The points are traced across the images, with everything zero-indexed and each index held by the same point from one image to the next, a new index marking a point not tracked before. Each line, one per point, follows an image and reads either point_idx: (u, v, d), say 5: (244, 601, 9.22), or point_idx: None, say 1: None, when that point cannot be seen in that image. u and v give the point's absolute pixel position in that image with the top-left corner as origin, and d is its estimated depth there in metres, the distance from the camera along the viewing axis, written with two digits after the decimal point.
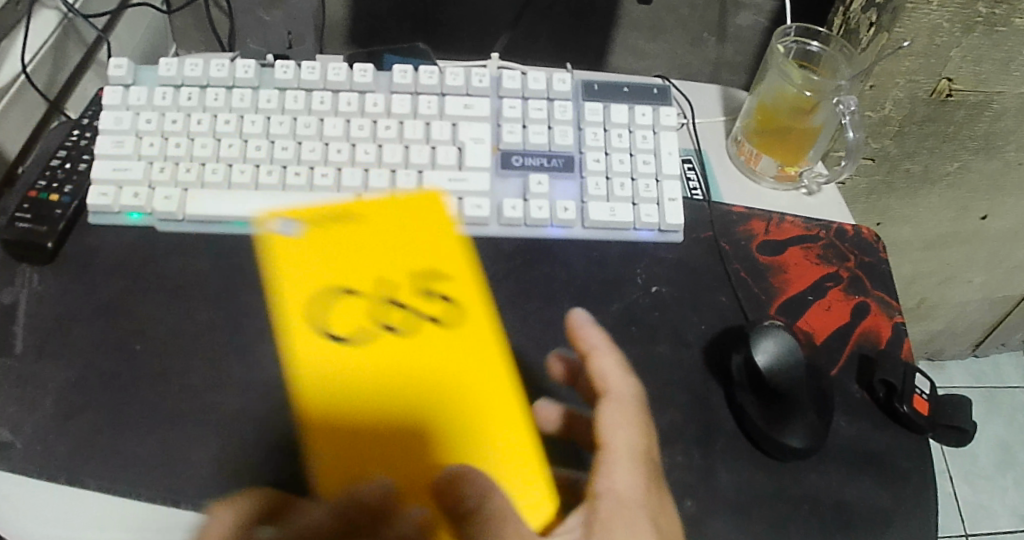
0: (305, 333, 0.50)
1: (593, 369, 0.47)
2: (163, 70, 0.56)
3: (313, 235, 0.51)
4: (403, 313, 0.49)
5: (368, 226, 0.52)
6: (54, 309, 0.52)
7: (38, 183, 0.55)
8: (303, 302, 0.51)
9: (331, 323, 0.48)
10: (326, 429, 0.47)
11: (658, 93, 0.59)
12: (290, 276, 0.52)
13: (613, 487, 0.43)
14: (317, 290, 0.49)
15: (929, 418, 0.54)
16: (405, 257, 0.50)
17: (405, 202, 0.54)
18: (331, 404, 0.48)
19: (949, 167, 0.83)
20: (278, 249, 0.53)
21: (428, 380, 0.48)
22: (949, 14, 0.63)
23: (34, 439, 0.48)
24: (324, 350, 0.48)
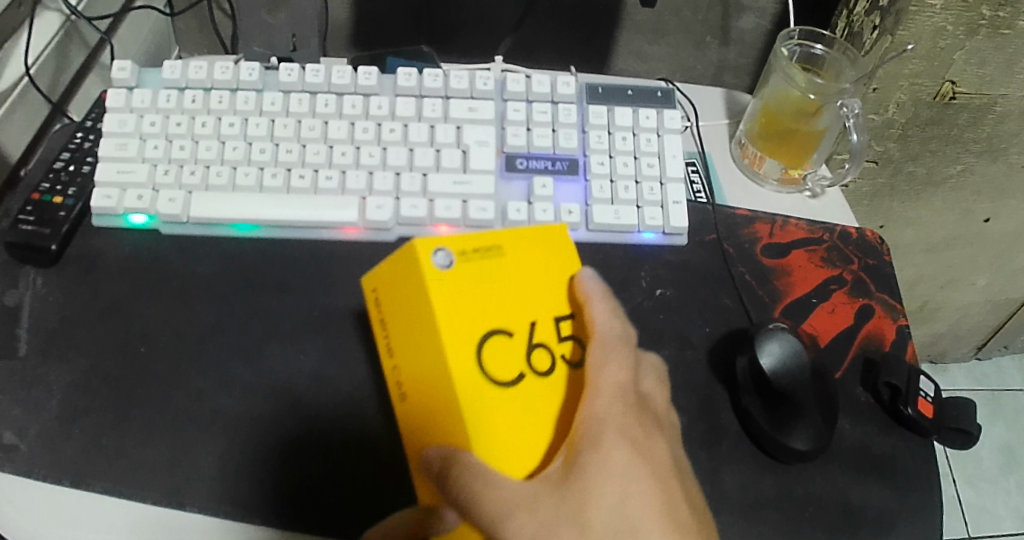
0: (405, 353, 0.45)
1: (587, 316, 0.45)
2: (167, 73, 0.56)
3: (396, 260, 0.45)
4: (523, 358, 0.43)
5: (505, 264, 0.45)
6: (57, 311, 0.52)
7: (41, 185, 0.55)
8: (401, 326, 0.45)
9: (421, 358, 0.43)
10: (414, 447, 0.45)
11: (662, 96, 0.59)
12: (422, 320, 0.43)
13: (593, 415, 0.42)
14: (412, 323, 0.44)
15: (934, 421, 0.54)
16: (525, 304, 0.45)
17: (542, 235, 0.47)
18: (425, 432, 0.44)
19: (952, 170, 0.83)
20: (405, 265, 0.44)
21: (552, 423, 0.43)
22: (953, 17, 0.63)
23: (38, 441, 0.47)
24: (418, 377, 0.44)
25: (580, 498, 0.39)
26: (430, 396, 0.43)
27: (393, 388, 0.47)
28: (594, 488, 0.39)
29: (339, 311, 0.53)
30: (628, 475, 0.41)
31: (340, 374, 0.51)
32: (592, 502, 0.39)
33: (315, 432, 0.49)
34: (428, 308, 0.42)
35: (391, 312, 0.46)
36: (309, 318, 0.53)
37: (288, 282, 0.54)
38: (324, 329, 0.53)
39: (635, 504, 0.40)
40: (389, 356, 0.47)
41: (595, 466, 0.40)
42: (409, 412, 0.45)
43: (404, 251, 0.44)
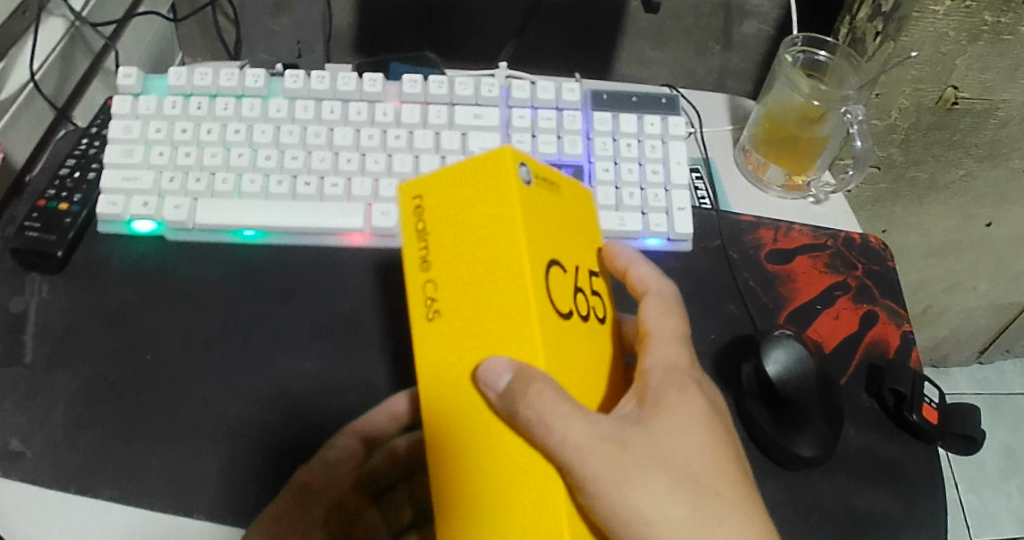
0: (450, 266, 0.38)
1: (633, 277, 0.46)
2: (172, 79, 0.56)
3: (468, 168, 0.39)
4: (576, 297, 0.40)
5: (561, 204, 0.42)
6: (63, 318, 0.52)
7: (47, 192, 0.55)
8: (450, 237, 0.39)
9: (481, 274, 0.37)
10: (436, 374, 0.39)
11: (666, 103, 0.60)
12: (497, 229, 0.37)
13: (661, 362, 0.42)
14: (478, 230, 0.38)
15: (938, 426, 0.54)
16: (575, 246, 0.42)
17: (579, 192, 0.45)
18: (470, 353, 0.38)
19: (954, 175, 0.83)
20: (483, 174, 0.38)
21: (597, 370, 0.41)
22: (955, 23, 0.63)
23: (44, 448, 0.48)
24: (469, 292, 0.38)
25: (660, 433, 0.39)
26: (485, 315, 0.37)
27: (413, 305, 0.40)
28: (672, 428, 0.39)
29: (344, 317, 0.53)
30: (702, 417, 0.41)
31: (346, 381, 0.51)
32: (671, 440, 0.39)
33: (321, 439, 0.49)
34: (509, 218, 0.37)
35: (439, 221, 0.39)
36: (315, 324, 0.53)
37: (294, 289, 0.54)
38: (329, 336, 0.53)
39: (709, 445, 0.40)
40: (421, 269, 0.39)
41: (671, 407, 0.40)
42: (439, 337, 0.39)
43: (489, 156, 0.39)
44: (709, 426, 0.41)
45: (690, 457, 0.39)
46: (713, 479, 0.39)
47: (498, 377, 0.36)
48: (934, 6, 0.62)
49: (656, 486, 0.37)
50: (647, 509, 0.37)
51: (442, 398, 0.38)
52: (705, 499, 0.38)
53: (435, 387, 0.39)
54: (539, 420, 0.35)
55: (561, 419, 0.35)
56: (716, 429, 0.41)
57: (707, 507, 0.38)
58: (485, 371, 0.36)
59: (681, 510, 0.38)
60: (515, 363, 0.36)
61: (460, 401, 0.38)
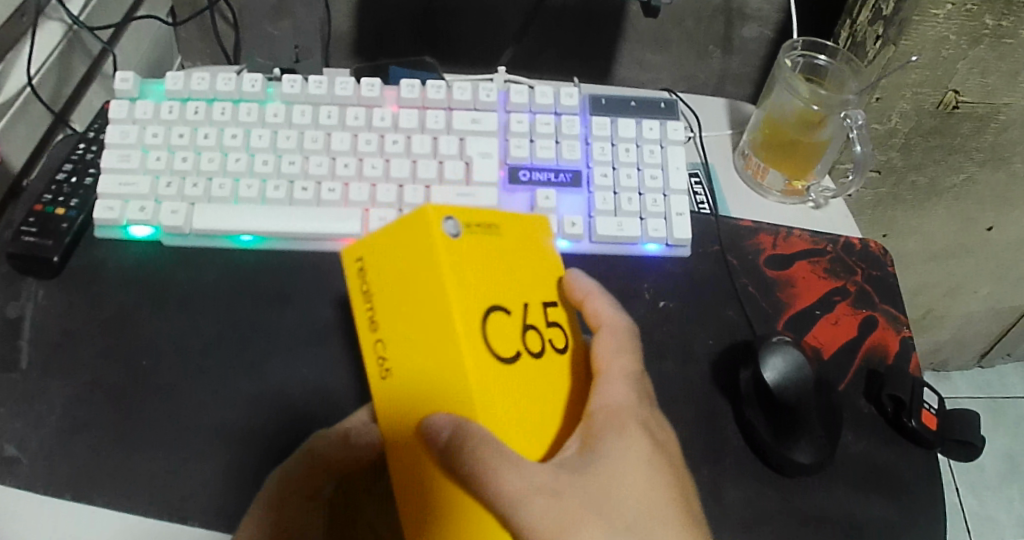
0: (396, 324, 0.41)
1: (588, 311, 0.46)
2: (170, 84, 0.56)
3: (397, 230, 0.41)
4: (520, 336, 0.41)
5: (501, 245, 0.43)
6: (59, 323, 0.52)
7: (44, 196, 0.55)
8: (393, 297, 0.41)
9: (421, 330, 0.40)
10: (398, 425, 0.41)
11: (665, 107, 0.59)
12: (427, 286, 0.40)
13: (608, 402, 0.42)
14: (412, 291, 0.40)
15: (938, 433, 0.53)
16: (518, 284, 0.43)
17: (523, 224, 0.46)
18: (422, 404, 0.40)
19: (955, 179, 0.82)
20: (409, 235, 0.41)
21: (547, 407, 0.42)
22: (956, 26, 0.63)
23: (40, 454, 0.47)
24: (413, 348, 0.40)
25: (599, 477, 0.39)
26: (430, 369, 0.40)
27: (370, 364, 0.43)
28: (608, 475, 0.40)
29: (341, 322, 0.53)
30: (643, 460, 0.41)
31: (343, 387, 0.51)
32: (607, 486, 0.39)
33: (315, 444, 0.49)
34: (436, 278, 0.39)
35: (381, 283, 0.42)
36: (311, 330, 0.53)
37: (292, 295, 0.54)
38: (326, 342, 0.52)
39: (646, 491, 0.40)
40: (370, 329, 0.43)
41: (609, 453, 0.40)
42: (393, 391, 0.42)
43: (412, 217, 0.40)
44: (646, 471, 0.41)
45: (626, 503, 0.39)
46: (649, 524, 0.40)
47: (438, 431, 0.38)
48: (935, 9, 0.62)
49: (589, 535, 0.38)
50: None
51: (401, 448, 0.41)
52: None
53: (396, 437, 0.41)
54: (478, 466, 0.37)
55: (491, 471, 0.37)
56: (656, 473, 0.41)
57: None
58: (428, 423, 0.38)
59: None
60: (452, 419, 0.38)
61: (417, 448, 0.41)
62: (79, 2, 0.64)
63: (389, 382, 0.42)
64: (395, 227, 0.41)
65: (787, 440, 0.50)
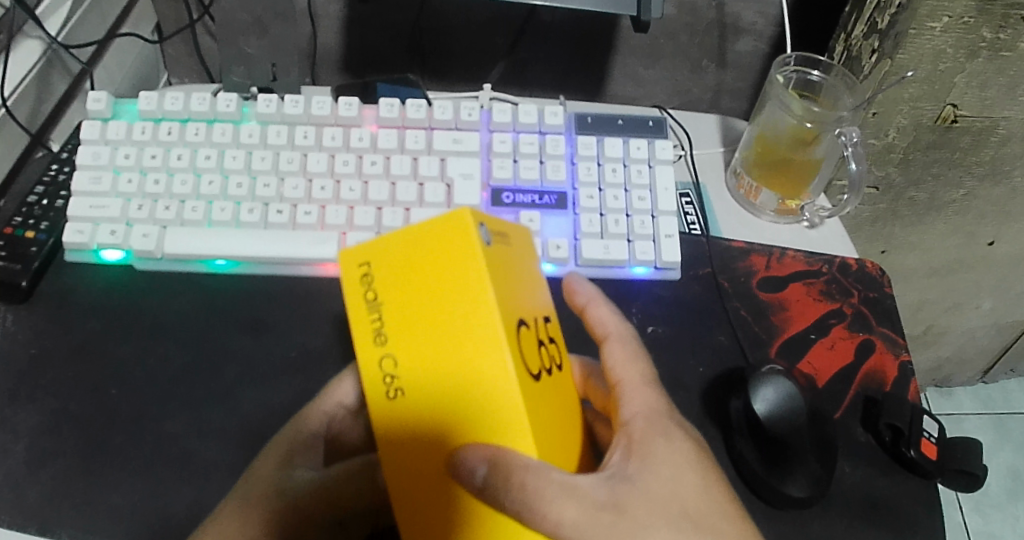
0: (414, 342, 0.34)
1: (591, 322, 0.45)
2: (143, 104, 0.55)
3: (425, 230, 0.35)
4: (539, 354, 0.37)
5: (513, 254, 0.38)
6: (27, 350, 0.50)
7: (14, 219, 0.54)
8: (412, 311, 0.35)
9: (450, 353, 0.34)
10: (405, 458, 0.35)
11: (653, 125, 0.58)
12: (463, 298, 0.34)
13: (639, 412, 0.41)
14: (441, 302, 0.34)
15: (937, 463, 0.51)
16: (531, 297, 0.38)
17: (520, 233, 0.41)
18: (440, 434, 0.34)
19: (954, 194, 0.81)
20: (441, 241, 0.34)
21: (566, 430, 0.38)
22: (953, 39, 0.62)
23: (3, 487, 0.45)
24: (438, 373, 0.34)
25: (651, 482, 0.38)
26: (458, 396, 0.34)
27: (368, 382, 0.35)
28: (660, 479, 0.39)
29: (318, 350, 0.51)
30: (690, 460, 0.40)
31: None
32: (666, 493, 0.38)
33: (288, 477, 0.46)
34: (476, 288, 0.33)
35: (394, 292, 0.35)
36: (286, 358, 0.51)
37: (267, 322, 0.52)
38: (301, 370, 0.51)
39: (701, 489, 0.40)
40: (376, 343, 0.35)
41: (658, 458, 0.39)
42: (402, 415, 0.35)
43: (445, 222, 0.34)
44: (698, 469, 0.40)
45: (686, 501, 0.39)
46: (709, 517, 0.39)
47: (476, 467, 0.33)
48: (931, 22, 0.60)
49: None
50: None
51: (413, 477, 0.35)
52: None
53: (406, 466, 0.35)
54: (532, 499, 0.33)
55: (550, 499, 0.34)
56: (705, 470, 0.41)
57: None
58: (467, 457, 0.33)
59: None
60: (491, 452, 0.33)
61: (430, 479, 0.35)
62: (57, 21, 0.62)
63: (397, 404, 0.35)
64: (420, 232, 0.35)
65: (785, 473, 0.48)
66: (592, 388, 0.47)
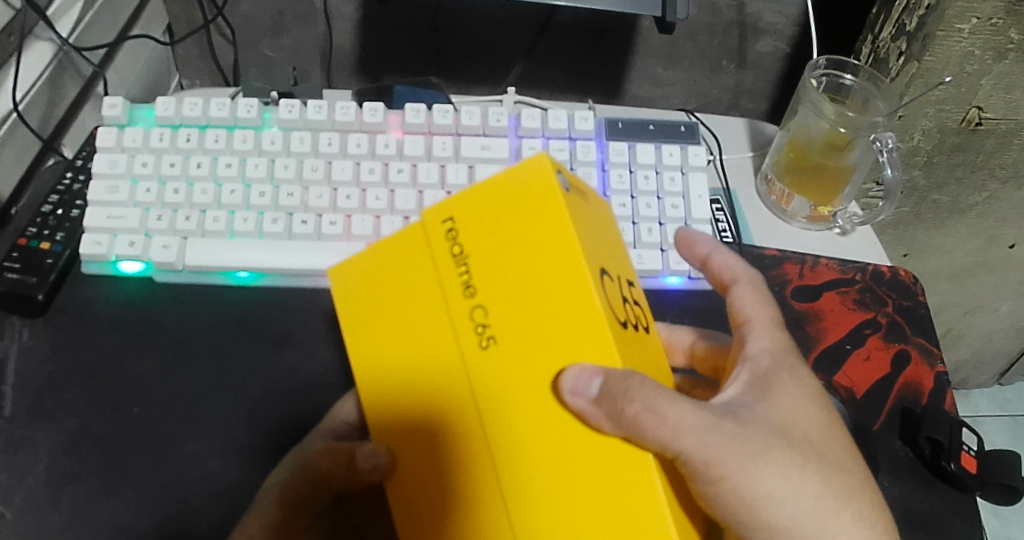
0: (501, 289, 0.33)
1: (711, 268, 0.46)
2: (159, 110, 0.53)
3: (498, 185, 0.34)
4: (628, 309, 0.35)
5: (597, 212, 0.37)
6: (45, 366, 0.48)
7: (28, 229, 0.52)
8: (497, 256, 0.34)
9: (538, 294, 0.33)
10: (503, 404, 0.33)
11: (685, 131, 0.56)
12: (546, 237, 0.33)
13: (764, 349, 0.41)
14: (526, 243, 0.33)
15: (977, 477, 0.50)
16: (618, 257, 0.37)
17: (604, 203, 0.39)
18: (536, 381, 0.33)
19: (977, 197, 0.79)
20: (516, 190, 0.33)
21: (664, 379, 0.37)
22: (980, 41, 0.60)
23: (24, 510, 0.44)
24: (528, 316, 0.33)
25: (774, 414, 0.38)
26: (550, 336, 0.33)
27: (461, 333, 0.34)
28: (784, 410, 0.38)
29: (341, 364, 0.50)
30: (813, 398, 0.40)
31: None
32: (788, 423, 0.38)
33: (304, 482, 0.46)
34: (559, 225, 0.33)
35: (477, 243, 0.34)
36: (311, 375, 0.49)
37: (291, 335, 0.51)
38: (326, 385, 0.49)
39: (823, 425, 0.39)
40: (464, 296, 0.34)
41: (782, 391, 0.39)
42: (497, 364, 0.33)
43: (520, 170, 0.33)
44: (821, 406, 0.40)
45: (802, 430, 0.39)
46: (831, 453, 0.39)
47: (587, 384, 0.31)
48: (959, 23, 0.59)
49: (782, 466, 0.36)
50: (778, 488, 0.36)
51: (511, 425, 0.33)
52: (831, 475, 0.38)
53: (505, 412, 0.33)
54: (648, 414, 0.32)
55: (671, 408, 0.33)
56: (828, 410, 0.40)
57: (834, 483, 0.38)
58: (571, 381, 0.31)
59: (810, 489, 0.37)
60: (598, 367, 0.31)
61: (532, 431, 0.33)
62: (68, 22, 0.61)
63: (490, 353, 0.34)
64: (493, 182, 0.34)
65: None
66: (702, 352, 0.48)
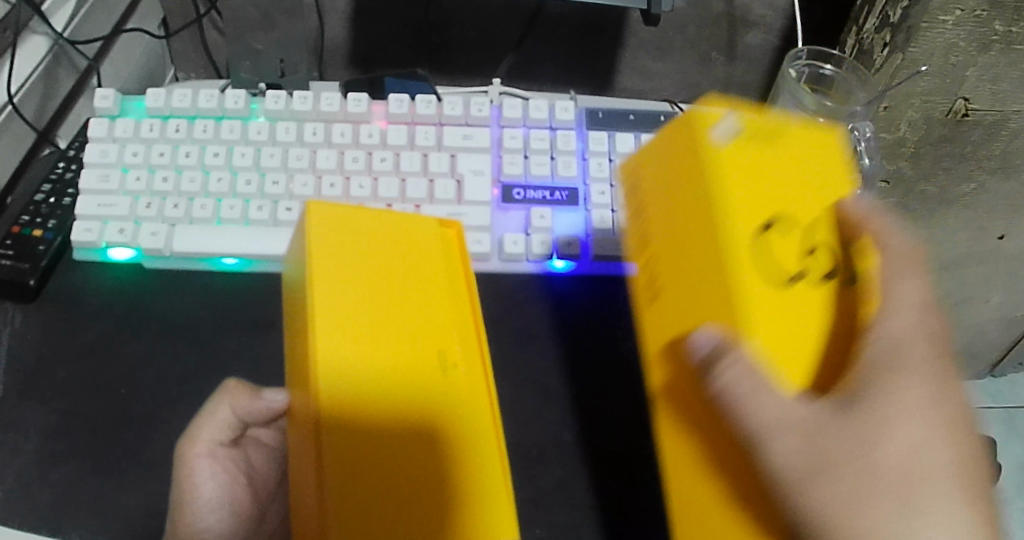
0: (360, 317, 0.35)
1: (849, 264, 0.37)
2: (150, 101, 0.55)
3: (342, 230, 0.37)
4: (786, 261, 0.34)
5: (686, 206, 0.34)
6: (36, 349, 0.50)
7: (21, 217, 0.53)
8: (356, 289, 0.36)
9: (382, 326, 0.36)
10: (357, 432, 0.33)
11: (664, 121, 0.57)
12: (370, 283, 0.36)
13: (897, 338, 0.33)
14: (365, 284, 0.36)
15: None
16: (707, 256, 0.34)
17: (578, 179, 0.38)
18: (391, 405, 0.34)
19: (965, 188, 0.80)
20: (338, 231, 0.37)
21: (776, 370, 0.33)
22: (964, 33, 0.60)
23: (13, 487, 0.45)
24: (379, 341, 0.35)
25: (865, 433, 0.32)
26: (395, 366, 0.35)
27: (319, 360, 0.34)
28: (881, 431, 0.32)
29: None
30: (923, 409, 0.33)
31: None
32: (908, 455, 0.32)
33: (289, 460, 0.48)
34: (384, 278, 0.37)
35: (340, 274, 0.36)
36: None
37: (275, 321, 0.52)
38: None
39: (932, 452, 0.32)
40: (326, 320, 0.35)
41: (888, 408, 0.33)
42: (347, 393, 0.33)
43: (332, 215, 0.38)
44: (931, 432, 0.32)
45: (955, 409, 0.34)
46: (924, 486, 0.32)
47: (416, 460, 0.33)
48: (943, 15, 0.59)
49: (863, 501, 0.31)
50: (882, 461, 0.32)
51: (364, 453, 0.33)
52: (913, 510, 0.32)
53: (359, 443, 0.33)
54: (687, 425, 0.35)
55: (779, 397, 0.31)
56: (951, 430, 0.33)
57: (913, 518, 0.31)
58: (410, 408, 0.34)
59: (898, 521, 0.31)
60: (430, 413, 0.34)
61: (380, 460, 0.33)
62: (63, 17, 0.62)
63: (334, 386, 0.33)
64: (329, 227, 0.37)
65: None
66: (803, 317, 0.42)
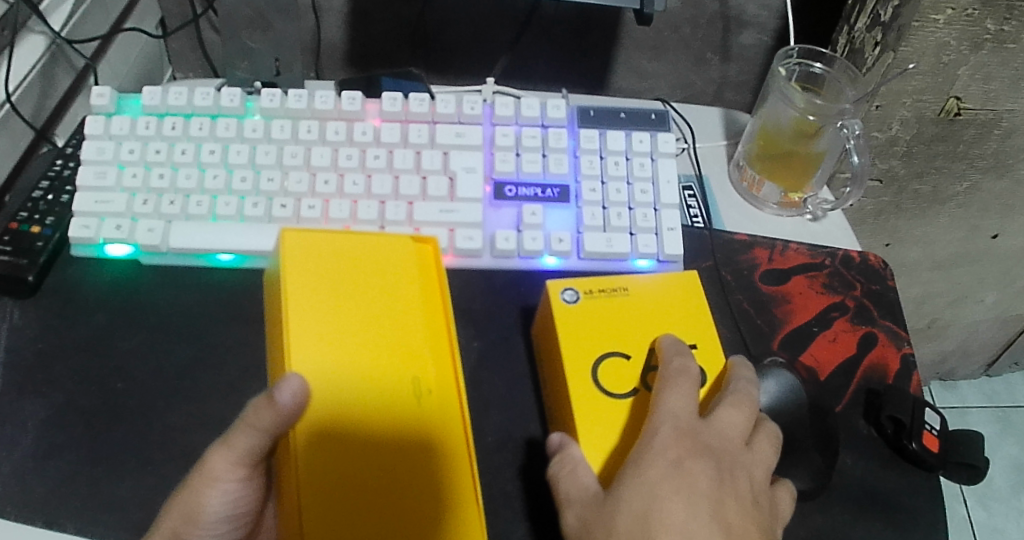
0: (331, 341, 0.42)
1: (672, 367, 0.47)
2: (146, 99, 0.55)
3: (312, 260, 0.45)
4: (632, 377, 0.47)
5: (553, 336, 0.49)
6: (34, 344, 0.50)
7: (19, 214, 0.54)
8: (327, 318, 0.43)
9: (349, 349, 0.42)
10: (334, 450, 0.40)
11: (655, 118, 0.58)
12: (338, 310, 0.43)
13: (668, 412, 0.44)
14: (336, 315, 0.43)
15: (939, 455, 0.52)
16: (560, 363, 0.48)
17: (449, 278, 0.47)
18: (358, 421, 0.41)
19: (958, 187, 0.80)
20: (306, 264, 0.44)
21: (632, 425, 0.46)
22: (956, 32, 0.61)
23: (10, 479, 0.46)
24: (347, 362, 0.42)
25: (634, 491, 0.41)
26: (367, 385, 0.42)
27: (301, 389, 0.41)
28: (647, 485, 0.41)
29: None
30: (690, 472, 0.42)
31: None
32: (664, 511, 0.40)
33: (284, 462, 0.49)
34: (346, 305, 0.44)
35: (313, 306, 0.43)
36: None
37: None
38: None
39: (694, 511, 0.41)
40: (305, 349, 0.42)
41: (647, 469, 0.41)
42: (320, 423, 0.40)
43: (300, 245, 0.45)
44: (692, 490, 0.41)
45: (724, 487, 0.42)
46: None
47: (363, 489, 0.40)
48: (935, 14, 0.60)
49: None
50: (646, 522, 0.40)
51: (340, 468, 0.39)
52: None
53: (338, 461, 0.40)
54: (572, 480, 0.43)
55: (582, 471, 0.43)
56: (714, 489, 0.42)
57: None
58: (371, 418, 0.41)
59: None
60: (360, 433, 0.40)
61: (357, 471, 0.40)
62: (61, 17, 0.63)
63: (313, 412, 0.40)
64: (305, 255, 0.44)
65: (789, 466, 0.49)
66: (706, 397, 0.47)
